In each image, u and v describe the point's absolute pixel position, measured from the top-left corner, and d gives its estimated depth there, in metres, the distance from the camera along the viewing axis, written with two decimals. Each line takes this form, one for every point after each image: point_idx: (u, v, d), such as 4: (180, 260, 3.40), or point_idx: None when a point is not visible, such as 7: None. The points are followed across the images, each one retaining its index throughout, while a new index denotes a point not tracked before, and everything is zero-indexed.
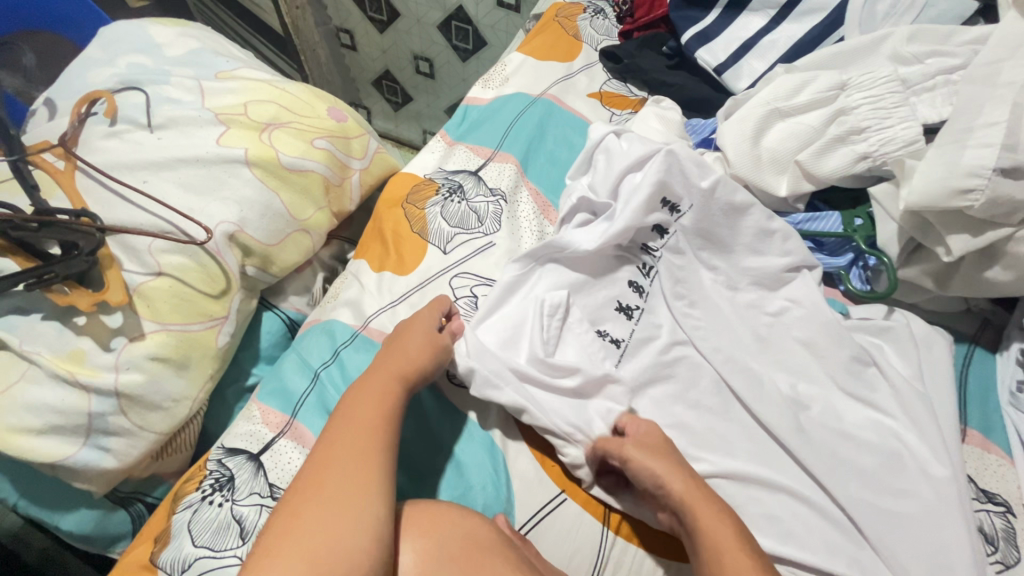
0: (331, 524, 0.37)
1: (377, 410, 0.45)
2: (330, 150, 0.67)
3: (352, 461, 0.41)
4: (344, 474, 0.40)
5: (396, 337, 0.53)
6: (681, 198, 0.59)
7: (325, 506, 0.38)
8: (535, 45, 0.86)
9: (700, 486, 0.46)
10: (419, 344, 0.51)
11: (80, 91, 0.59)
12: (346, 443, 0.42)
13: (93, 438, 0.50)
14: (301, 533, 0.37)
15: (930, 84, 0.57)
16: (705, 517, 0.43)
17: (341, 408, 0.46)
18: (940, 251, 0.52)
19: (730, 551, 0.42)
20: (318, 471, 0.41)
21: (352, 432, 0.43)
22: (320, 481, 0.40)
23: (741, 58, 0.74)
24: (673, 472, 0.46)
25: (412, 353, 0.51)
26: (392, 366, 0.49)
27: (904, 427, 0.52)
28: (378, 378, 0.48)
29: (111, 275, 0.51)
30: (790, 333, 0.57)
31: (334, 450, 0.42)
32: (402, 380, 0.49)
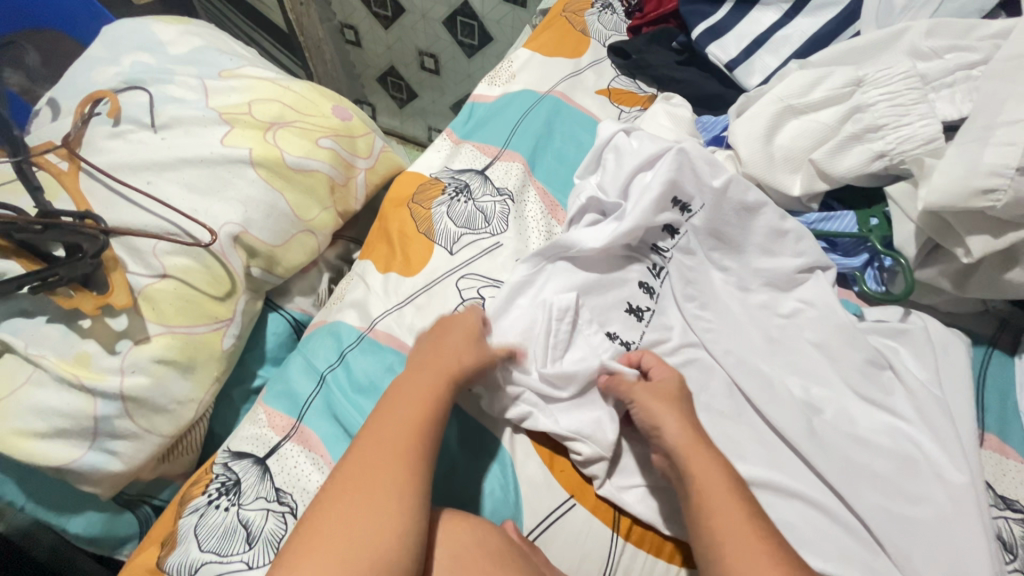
0: (364, 532, 0.37)
1: (414, 413, 0.45)
2: (335, 149, 0.66)
3: (386, 467, 0.41)
4: (378, 480, 0.40)
5: (436, 335, 0.52)
6: (692, 198, 0.58)
7: (358, 513, 0.38)
8: (542, 41, 0.85)
9: (693, 437, 0.47)
10: (458, 345, 0.50)
11: (83, 90, 0.59)
12: (382, 447, 0.42)
13: (99, 442, 0.50)
14: (334, 538, 0.37)
15: (950, 80, 0.56)
16: (698, 470, 0.45)
17: (380, 409, 0.46)
18: (960, 252, 0.50)
19: (742, 538, 0.41)
20: (354, 474, 0.41)
21: (387, 441, 0.42)
22: (354, 486, 0.40)
23: (753, 54, 0.72)
24: (667, 415, 0.48)
25: (453, 355, 0.49)
26: (432, 367, 0.48)
27: (920, 432, 0.51)
28: (418, 379, 0.47)
29: (116, 277, 0.51)
30: (803, 335, 0.56)
31: (370, 455, 0.42)
32: (442, 381, 0.47)
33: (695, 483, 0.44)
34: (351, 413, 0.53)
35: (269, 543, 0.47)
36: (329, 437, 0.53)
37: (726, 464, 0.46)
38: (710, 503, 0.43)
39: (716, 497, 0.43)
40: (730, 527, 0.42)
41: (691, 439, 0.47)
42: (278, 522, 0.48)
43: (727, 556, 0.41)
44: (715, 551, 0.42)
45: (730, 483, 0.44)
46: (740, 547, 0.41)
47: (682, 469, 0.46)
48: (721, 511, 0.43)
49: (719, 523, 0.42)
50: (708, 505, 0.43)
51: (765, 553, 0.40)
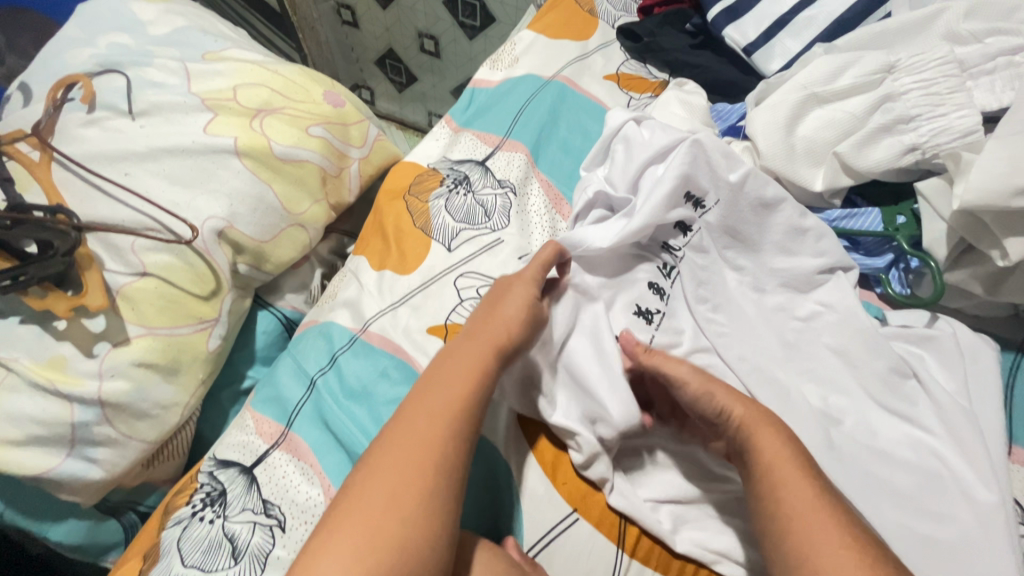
0: (401, 518, 0.35)
1: (460, 386, 0.41)
2: (326, 137, 0.62)
3: (427, 444, 0.38)
4: (416, 455, 0.38)
5: (492, 299, 0.48)
6: (707, 192, 0.54)
7: (393, 489, 0.36)
8: (547, 22, 0.80)
9: (759, 410, 0.44)
10: (514, 311, 0.46)
11: (55, 74, 0.55)
12: (426, 424, 0.39)
13: (78, 449, 0.47)
14: (372, 519, 0.35)
15: (990, 66, 0.52)
16: (762, 444, 0.42)
17: (429, 378, 0.43)
18: (995, 254, 0.47)
19: (808, 504, 0.39)
20: (394, 445, 0.38)
21: (432, 414, 0.40)
22: (396, 465, 0.37)
23: (773, 36, 0.67)
24: (726, 392, 0.45)
25: (509, 322, 0.46)
26: (486, 337, 0.44)
27: (945, 446, 0.47)
28: (469, 349, 0.44)
29: (90, 278, 0.48)
30: (821, 340, 0.52)
31: (412, 428, 0.39)
32: (492, 353, 0.44)
33: (758, 461, 0.42)
34: (343, 421, 0.50)
35: (256, 558, 0.44)
36: (320, 446, 0.50)
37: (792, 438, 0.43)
38: (773, 482, 0.40)
39: (785, 476, 0.40)
40: (774, 522, 0.39)
41: (758, 413, 0.44)
42: (265, 536, 0.46)
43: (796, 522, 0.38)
44: (785, 532, 0.39)
45: (799, 462, 0.41)
46: (812, 528, 0.38)
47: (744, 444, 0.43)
48: (792, 495, 0.39)
49: (787, 503, 0.39)
50: (777, 484, 0.40)
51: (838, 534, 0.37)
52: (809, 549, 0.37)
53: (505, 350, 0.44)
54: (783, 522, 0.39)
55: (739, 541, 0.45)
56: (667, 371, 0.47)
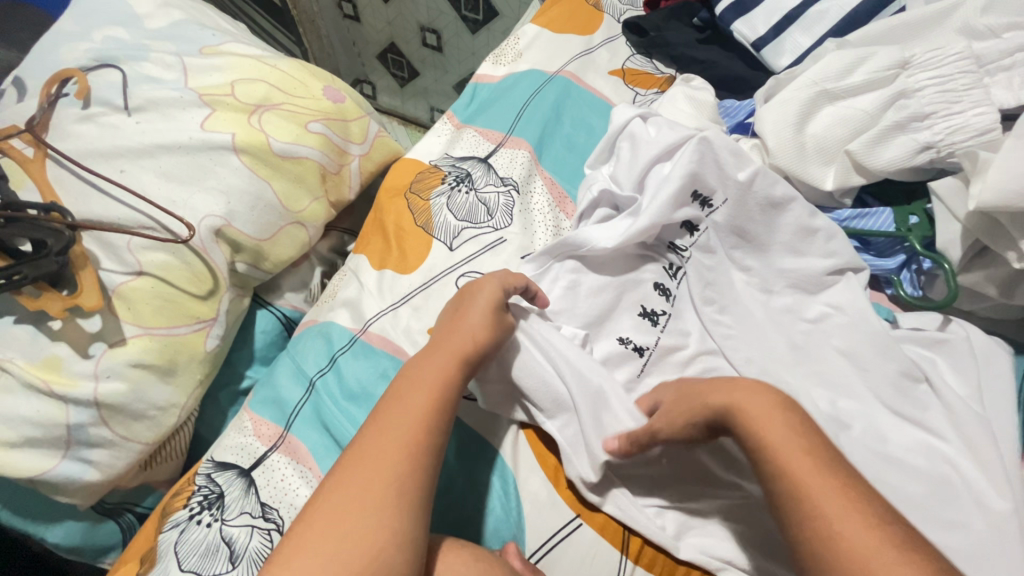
0: (358, 531, 0.34)
1: (423, 396, 0.41)
2: (326, 134, 0.61)
3: (388, 456, 0.37)
4: (378, 468, 0.37)
5: (456, 310, 0.47)
6: (714, 191, 0.53)
7: (353, 503, 0.35)
8: (551, 16, 0.79)
9: (760, 394, 0.41)
10: (477, 317, 0.45)
11: (50, 69, 0.54)
12: (386, 437, 0.38)
13: (74, 451, 0.47)
14: (329, 535, 0.34)
15: (1008, 62, 0.50)
16: (753, 416, 0.40)
17: (389, 392, 0.42)
18: (1011, 256, 0.46)
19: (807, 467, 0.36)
20: (356, 461, 0.37)
21: (394, 426, 0.39)
22: (354, 478, 0.36)
23: (784, 30, 0.66)
24: (717, 389, 0.43)
25: (473, 328, 0.45)
26: (446, 348, 0.44)
27: (959, 453, 0.46)
28: (429, 359, 0.43)
29: (85, 277, 0.47)
30: (831, 343, 0.51)
31: (374, 441, 0.38)
32: (454, 362, 0.43)
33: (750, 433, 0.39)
34: (343, 424, 0.50)
35: (253, 562, 0.44)
36: (318, 448, 0.49)
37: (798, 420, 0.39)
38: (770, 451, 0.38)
39: (795, 460, 0.37)
40: (788, 511, 0.36)
41: (761, 398, 0.40)
42: (263, 540, 0.45)
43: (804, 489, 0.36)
44: (799, 513, 0.35)
45: (806, 444, 0.38)
46: (833, 512, 0.34)
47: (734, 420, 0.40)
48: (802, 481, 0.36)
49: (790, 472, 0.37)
50: (781, 462, 0.37)
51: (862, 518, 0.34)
52: (831, 535, 0.34)
53: (466, 360, 0.43)
54: (800, 511, 0.35)
55: (743, 548, 0.44)
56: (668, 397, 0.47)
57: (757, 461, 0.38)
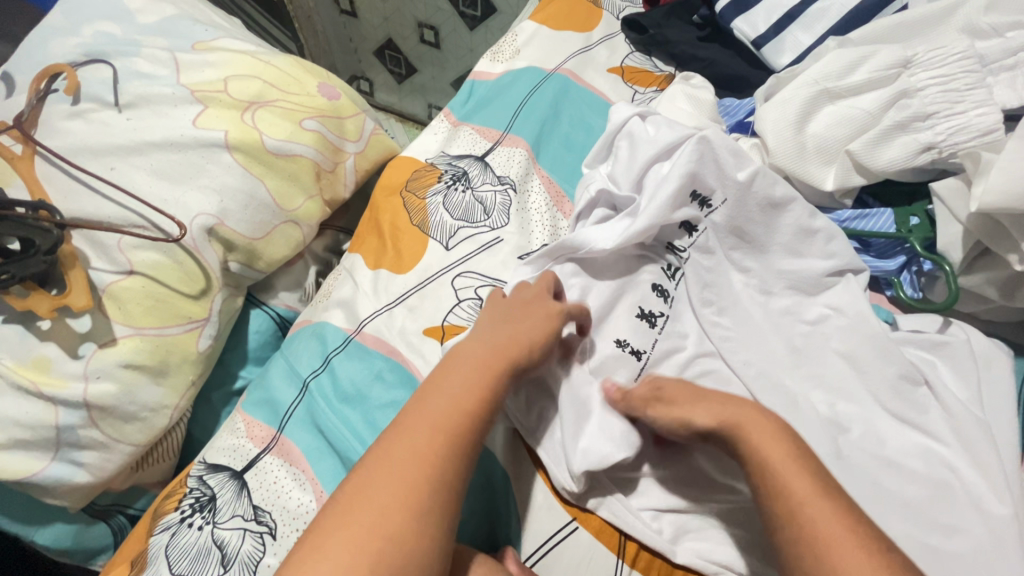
0: (395, 524, 0.34)
1: (470, 394, 0.40)
2: (321, 131, 0.60)
3: (431, 450, 0.37)
4: (419, 460, 0.36)
5: (508, 309, 0.47)
6: (713, 191, 0.53)
7: (394, 493, 0.35)
8: (550, 12, 0.78)
9: (759, 417, 0.41)
10: (530, 322, 0.45)
11: (40, 64, 0.53)
12: (429, 430, 0.38)
13: (64, 452, 0.46)
14: (361, 526, 0.34)
15: (1012, 61, 0.49)
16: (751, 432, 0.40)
17: (435, 380, 0.41)
18: (1013, 258, 0.46)
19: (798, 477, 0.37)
20: (398, 448, 0.37)
21: (440, 419, 0.38)
22: (392, 471, 0.36)
23: (784, 29, 0.65)
24: (716, 399, 0.43)
25: (526, 333, 0.44)
26: (496, 348, 0.43)
27: (958, 457, 0.45)
28: (478, 356, 0.42)
29: (74, 276, 0.46)
30: (830, 345, 0.51)
31: (418, 432, 0.38)
32: (504, 365, 0.42)
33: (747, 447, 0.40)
34: (336, 425, 0.49)
35: (245, 566, 0.43)
36: (312, 451, 0.49)
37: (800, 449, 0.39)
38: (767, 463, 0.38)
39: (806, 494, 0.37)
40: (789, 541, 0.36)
41: (759, 421, 0.41)
42: (255, 543, 0.44)
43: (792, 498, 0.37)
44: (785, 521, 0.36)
45: (799, 458, 0.39)
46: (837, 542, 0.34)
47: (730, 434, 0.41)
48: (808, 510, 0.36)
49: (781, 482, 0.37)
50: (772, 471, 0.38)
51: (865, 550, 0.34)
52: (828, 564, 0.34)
53: (514, 364, 0.43)
54: (802, 542, 0.35)
55: (739, 552, 0.44)
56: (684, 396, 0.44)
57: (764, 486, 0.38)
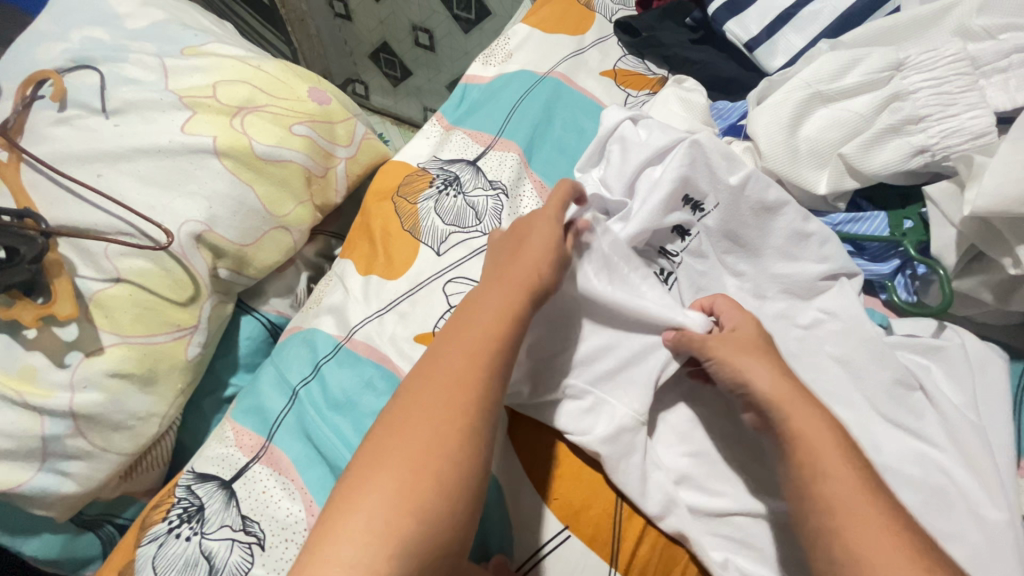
0: (437, 444, 0.34)
1: (493, 321, 0.40)
2: (311, 136, 0.60)
3: (463, 375, 0.37)
4: (452, 385, 0.36)
5: (517, 242, 0.47)
6: (706, 196, 0.52)
7: (432, 417, 0.35)
8: (543, 15, 0.78)
9: (809, 415, 0.41)
10: (541, 248, 0.45)
11: (26, 71, 0.52)
12: (457, 357, 0.38)
13: (50, 462, 0.46)
14: (400, 461, 0.33)
15: (1004, 64, 0.49)
16: (801, 426, 0.40)
17: (457, 316, 0.41)
18: (1007, 262, 0.45)
19: (840, 475, 0.38)
20: (431, 376, 0.37)
21: (467, 346, 0.38)
22: (426, 399, 0.36)
23: (776, 31, 0.65)
24: (766, 368, 0.43)
25: (538, 259, 0.44)
26: (511, 282, 0.42)
27: (954, 463, 0.45)
28: (496, 292, 0.42)
29: (59, 284, 0.46)
30: (824, 349, 0.50)
31: (448, 359, 0.38)
32: (521, 291, 0.42)
33: (792, 441, 0.40)
34: (325, 434, 0.48)
35: None
36: (301, 460, 0.48)
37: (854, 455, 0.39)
38: (815, 464, 0.39)
39: (841, 495, 0.37)
40: (820, 535, 0.37)
41: (814, 423, 0.40)
42: (244, 554, 0.44)
43: (828, 501, 0.37)
44: (823, 522, 0.37)
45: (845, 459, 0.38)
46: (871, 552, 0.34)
47: (777, 423, 0.41)
48: (858, 511, 0.36)
49: (827, 486, 0.37)
50: (820, 470, 0.38)
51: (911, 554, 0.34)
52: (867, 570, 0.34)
53: (535, 292, 0.43)
54: (837, 549, 0.36)
55: (734, 558, 0.43)
56: (739, 360, 0.44)
57: (803, 485, 0.39)
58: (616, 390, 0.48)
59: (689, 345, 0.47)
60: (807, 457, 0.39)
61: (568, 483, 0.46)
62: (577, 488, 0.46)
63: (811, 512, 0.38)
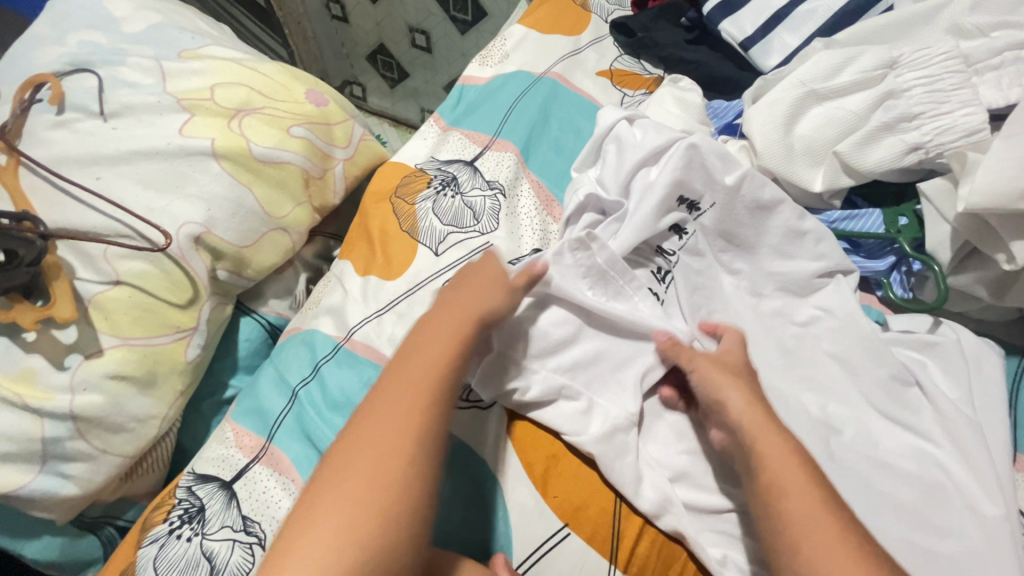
0: (379, 484, 0.35)
1: (437, 356, 0.41)
2: (309, 138, 0.60)
3: (404, 412, 0.38)
4: (393, 423, 0.38)
5: (464, 276, 0.48)
6: (701, 195, 0.52)
7: (373, 457, 0.36)
8: (539, 16, 0.78)
9: (777, 441, 0.41)
10: (485, 283, 0.46)
11: (24, 75, 0.53)
12: (399, 395, 0.39)
13: (51, 465, 0.46)
14: (345, 501, 0.35)
15: (997, 61, 0.50)
16: (768, 451, 0.41)
17: (404, 351, 0.43)
18: (1000, 258, 0.46)
19: (804, 501, 0.39)
20: (375, 415, 0.38)
21: (409, 383, 0.40)
22: (369, 438, 0.37)
23: (771, 30, 0.65)
24: (743, 392, 0.44)
25: (483, 293, 0.45)
26: (454, 317, 0.44)
27: (950, 458, 0.45)
28: (441, 326, 0.43)
29: (59, 287, 0.46)
30: (821, 347, 0.51)
31: (392, 397, 0.39)
32: (466, 325, 0.43)
33: (761, 462, 0.41)
34: (325, 434, 0.48)
35: None
36: (301, 460, 0.48)
37: (814, 474, 0.40)
38: (782, 488, 0.39)
39: (803, 520, 0.38)
40: (783, 547, 0.38)
41: (780, 448, 0.41)
42: (245, 554, 0.44)
43: (791, 524, 0.38)
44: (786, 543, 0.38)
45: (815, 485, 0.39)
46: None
47: (746, 446, 0.42)
48: (818, 532, 0.37)
49: (792, 509, 0.38)
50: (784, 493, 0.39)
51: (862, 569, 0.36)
52: None
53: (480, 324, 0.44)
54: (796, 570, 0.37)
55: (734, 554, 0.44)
56: (719, 379, 0.45)
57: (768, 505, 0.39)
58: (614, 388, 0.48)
59: (677, 358, 0.47)
60: (771, 480, 0.40)
61: (567, 481, 0.47)
62: (576, 485, 0.46)
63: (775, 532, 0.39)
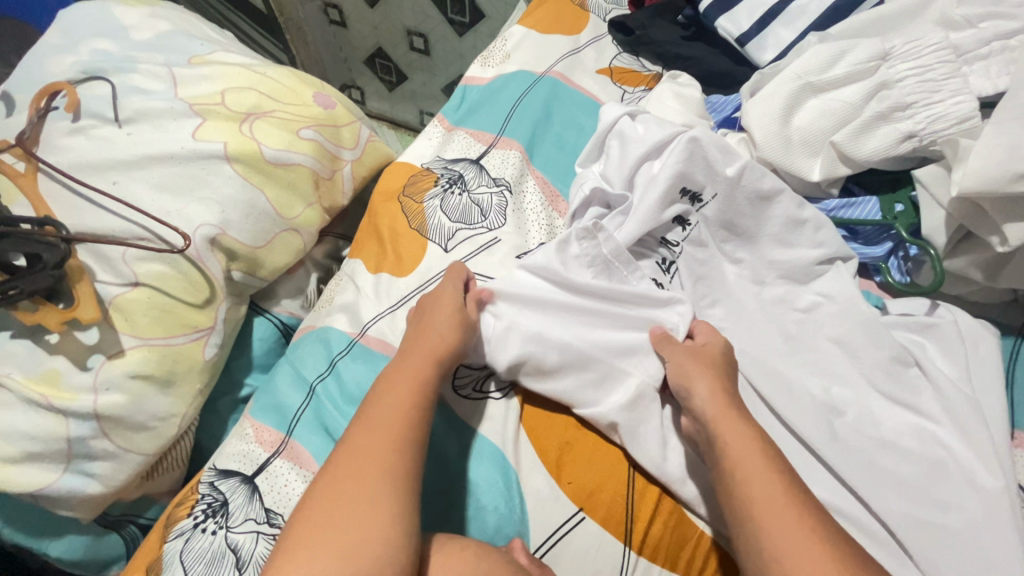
0: (359, 521, 0.35)
1: (403, 395, 0.43)
2: (318, 140, 0.61)
3: (377, 450, 0.39)
4: (367, 462, 0.38)
5: (422, 318, 0.50)
6: (703, 187, 0.54)
7: (351, 496, 0.36)
8: (538, 16, 0.80)
9: (740, 429, 0.43)
10: (445, 318, 0.48)
11: (39, 83, 0.54)
12: (370, 435, 0.40)
13: (75, 464, 0.47)
14: (325, 555, 0.33)
15: (985, 51, 0.52)
16: (729, 439, 0.42)
17: (370, 395, 0.44)
18: (994, 240, 0.47)
19: (765, 484, 0.40)
20: (348, 457, 0.39)
21: (380, 422, 0.41)
22: (344, 479, 0.37)
23: (766, 25, 0.67)
24: (709, 385, 0.45)
25: (443, 329, 0.48)
26: (417, 357, 0.46)
27: (950, 435, 0.47)
28: (405, 367, 0.45)
29: (82, 289, 0.47)
30: (823, 332, 0.52)
31: (363, 438, 0.40)
32: (428, 363, 0.45)
33: (724, 450, 0.42)
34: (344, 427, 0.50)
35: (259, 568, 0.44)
36: (321, 454, 0.49)
37: (776, 460, 0.42)
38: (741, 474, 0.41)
39: (766, 503, 0.39)
40: (750, 532, 0.39)
41: (740, 436, 0.42)
42: (268, 545, 0.45)
43: (754, 505, 0.39)
44: (751, 528, 0.39)
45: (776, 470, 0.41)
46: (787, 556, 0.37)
47: (711, 435, 0.44)
48: (779, 516, 0.38)
49: (756, 494, 0.40)
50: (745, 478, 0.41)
51: (822, 547, 0.36)
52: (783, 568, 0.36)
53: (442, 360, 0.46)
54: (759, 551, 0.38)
55: None
56: (689, 370, 0.47)
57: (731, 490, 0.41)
58: (624, 377, 0.49)
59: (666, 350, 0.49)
60: (733, 466, 0.41)
61: (580, 466, 0.48)
62: (589, 471, 0.48)
63: (741, 516, 0.40)
